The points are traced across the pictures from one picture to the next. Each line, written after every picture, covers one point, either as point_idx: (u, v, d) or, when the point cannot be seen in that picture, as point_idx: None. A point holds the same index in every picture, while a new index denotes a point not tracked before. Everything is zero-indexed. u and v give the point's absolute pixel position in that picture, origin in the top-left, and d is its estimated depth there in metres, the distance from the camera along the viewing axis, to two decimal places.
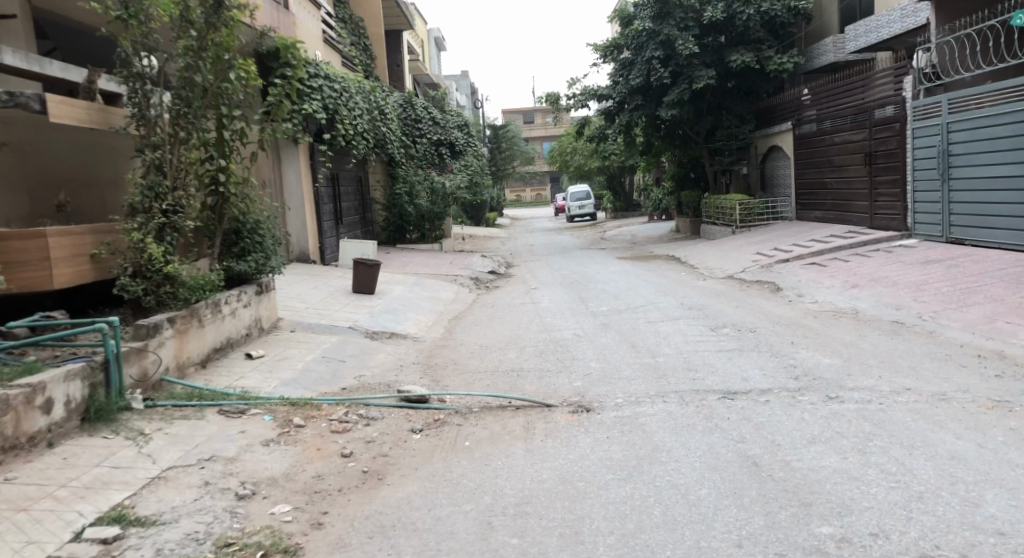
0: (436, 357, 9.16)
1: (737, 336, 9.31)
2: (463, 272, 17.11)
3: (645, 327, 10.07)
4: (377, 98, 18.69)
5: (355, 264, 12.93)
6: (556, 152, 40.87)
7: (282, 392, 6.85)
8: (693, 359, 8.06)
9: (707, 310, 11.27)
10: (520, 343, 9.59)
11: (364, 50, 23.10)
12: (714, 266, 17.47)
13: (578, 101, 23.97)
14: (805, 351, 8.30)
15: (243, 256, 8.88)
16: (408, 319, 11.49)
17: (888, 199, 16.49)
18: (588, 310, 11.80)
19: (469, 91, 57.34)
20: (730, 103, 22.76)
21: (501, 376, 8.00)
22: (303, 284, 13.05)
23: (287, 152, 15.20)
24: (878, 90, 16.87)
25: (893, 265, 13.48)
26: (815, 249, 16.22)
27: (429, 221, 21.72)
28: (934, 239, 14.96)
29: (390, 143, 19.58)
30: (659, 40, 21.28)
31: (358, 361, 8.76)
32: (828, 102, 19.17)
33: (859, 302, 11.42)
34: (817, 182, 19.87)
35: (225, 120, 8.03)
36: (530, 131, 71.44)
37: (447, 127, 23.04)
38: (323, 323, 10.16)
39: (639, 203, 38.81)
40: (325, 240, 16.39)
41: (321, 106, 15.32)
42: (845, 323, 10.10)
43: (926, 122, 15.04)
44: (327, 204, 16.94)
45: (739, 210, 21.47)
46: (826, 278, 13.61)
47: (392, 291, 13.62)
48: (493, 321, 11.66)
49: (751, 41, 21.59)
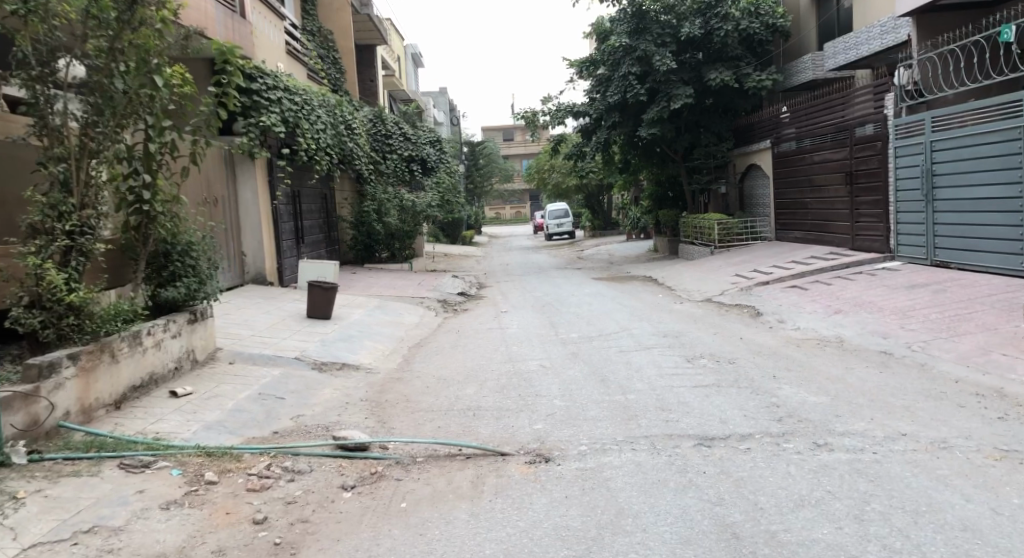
0: (386, 393, 8.34)
1: (715, 368, 8.58)
2: (430, 294, 16.31)
3: (616, 358, 9.32)
4: (343, 113, 17.92)
5: (310, 286, 12.11)
6: (533, 170, 40.30)
7: (200, 440, 6.05)
8: (666, 396, 7.32)
9: (684, 338, 10.55)
10: (480, 376, 8.80)
11: (332, 63, 22.35)
12: (692, 287, 16.82)
13: (554, 118, 23.32)
14: (787, 387, 7.59)
15: (173, 282, 8.16)
16: (364, 347, 10.67)
17: (871, 220, 15.89)
18: (557, 337, 11.03)
19: (448, 108, 56.83)
20: (708, 121, 22.19)
21: (455, 416, 7.21)
22: (254, 308, 12.22)
23: (242, 166, 14.34)
24: (860, 108, 16.32)
25: (877, 289, 12.87)
26: (796, 271, 15.59)
27: (399, 240, 20.86)
28: (917, 262, 14.35)
29: (357, 159, 18.78)
30: (636, 56, 20.66)
31: (300, 398, 7.96)
32: (808, 120, 18.61)
33: (843, 330, 10.76)
34: (797, 201, 19.27)
35: (153, 133, 7.39)
36: (508, 148, 70.91)
37: (418, 143, 22.32)
38: (266, 353, 9.34)
39: (618, 222, 38.21)
40: (284, 260, 15.52)
41: (280, 119, 14.53)
42: (830, 354, 9.40)
43: (909, 140, 14.46)
44: (287, 222, 16.03)
45: (717, 229, 20.85)
46: (807, 303, 12.98)
47: (350, 316, 12.81)
48: (454, 349, 10.86)
49: (728, 58, 21.09)
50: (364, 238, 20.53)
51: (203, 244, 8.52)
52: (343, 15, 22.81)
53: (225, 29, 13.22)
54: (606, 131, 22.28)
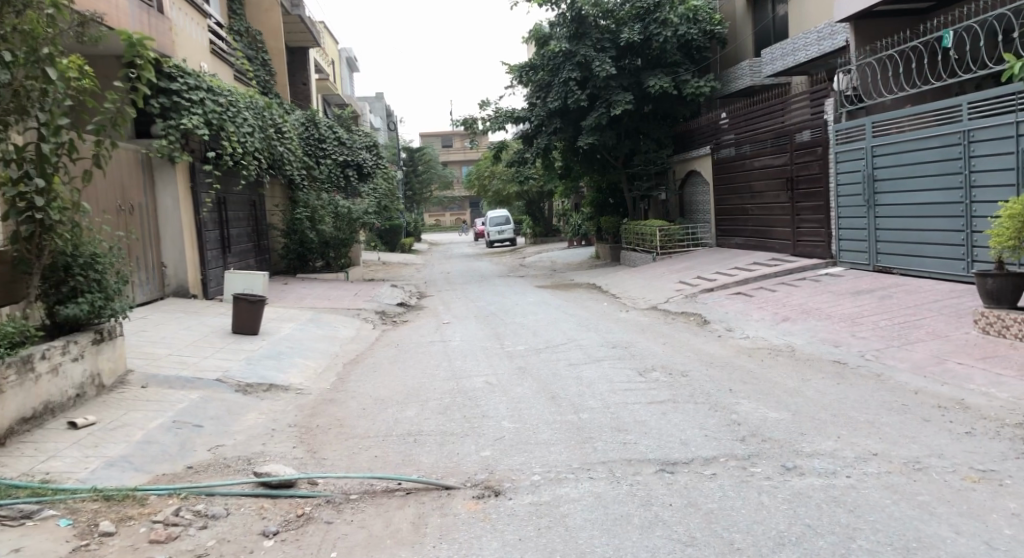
0: (318, 417, 7.65)
1: (670, 383, 8.11)
2: (367, 305, 15.57)
3: (565, 372, 8.80)
4: (274, 117, 17.08)
5: (235, 300, 11.29)
6: (473, 176, 39.71)
7: (97, 483, 5.52)
8: (621, 415, 6.83)
9: (634, 350, 10.09)
10: (420, 396, 8.17)
11: (263, 65, 21.48)
12: (635, 295, 16.52)
13: (494, 123, 22.82)
14: (747, 402, 7.17)
15: (74, 298, 7.42)
16: (294, 365, 9.94)
17: (813, 225, 15.73)
18: (502, 351, 10.45)
19: (386, 114, 55.99)
20: (647, 128, 21.95)
21: (391, 443, 6.59)
22: (174, 324, 11.38)
23: (161, 172, 13.49)
24: (800, 112, 16.16)
25: (822, 295, 12.69)
26: (740, 277, 15.39)
27: (334, 249, 20.03)
28: (860, 267, 14.15)
29: (288, 165, 17.91)
30: (575, 61, 20.34)
31: (219, 426, 7.25)
32: (748, 126, 18.45)
33: (794, 338, 10.47)
34: (738, 207, 19.09)
35: (47, 132, 7.03)
36: (448, 155, 70.38)
37: (354, 148, 21.52)
38: (185, 374, 8.57)
39: (559, 229, 37.85)
40: (209, 271, 14.63)
41: (203, 122, 13.66)
42: (783, 364, 9.06)
43: (849, 145, 14.30)
44: (212, 231, 15.12)
45: (659, 236, 20.59)
46: (753, 310, 12.73)
47: (280, 330, 12.03)
48: (393, 364, 10.18)
49: (667, 64, 20.89)
50: (297, 247, 19.63)
51: (109, 255, 7.77)
52: (270, 16, 21.96)
53: (139, 24, 12.39)
54: (546, 136, 21.69)
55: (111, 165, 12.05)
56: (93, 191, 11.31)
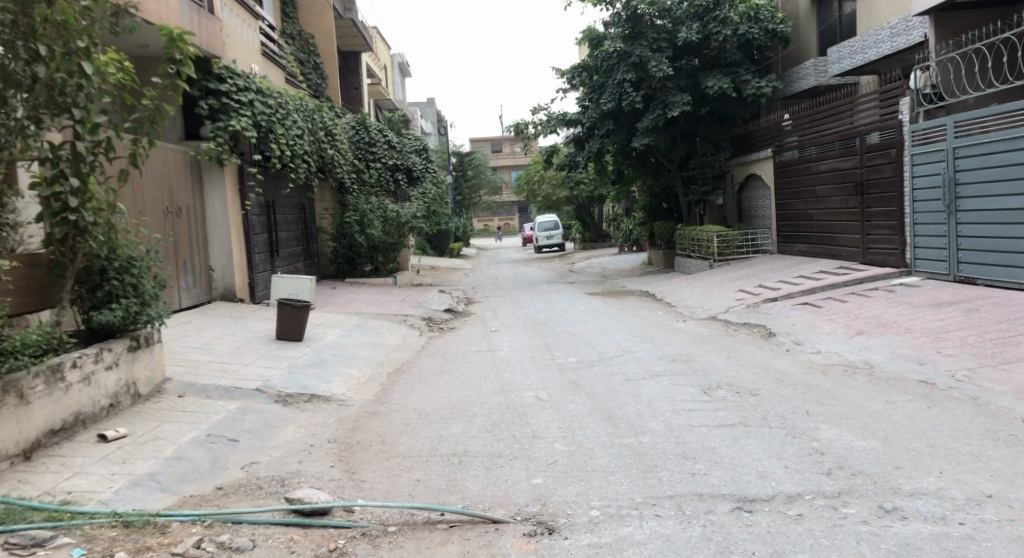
0: (359, 433, 7.18)
1: (738, 403, 7.44)
2: (414, 311, 15.13)
3: (623, 388, 8.18)
4: (323, 119, 16.80)
5: (280, 305, 10.93)
6: (522, 181, 39.16)
7: (119, 505, 5.12)
8: (688, 441, 6.20)
9: (696, 364, 9.42)
10: (468, 411, 7.63)
11: (314, 68, 21.26)
12: (692, 304, 15.79)
13: (546, 127, 22.28)
14: (827, 428, 6.49)
15: (109, 303, 7.06)
16: (337, 374, 9.48)
17: (884, 232, 14.83)
18: (553, 362, 9.88)
19: (436, 119, 55.84)
20: (704, 130, 21.18)
21: (436, 464, 6.06)
22: (217, 329, 11.04)
23: (210, 174, 13.21)
24: (871, 113, 15.27)
25: (898, 307, 11.87)
26: (806, 286, 14.58)
27: (383, 253, 19.65)
28: (937, 277, 13.26)
29: (337, 167, 17.58)
30: (631, 62, 19.61)
31: (255, 441, 6.81)
32: (813, 128, 17.58)
33: (870, 355, 9.70)
34: (802, 212, 18.22)
35: (83, 129, 6.59)
36: (497, 159, 70.15)
37: (404, 151, 21.17)
38: (222, 382, 8.16)
39: (609, 234, 37.12)
40: (256, 276, 14.31)
41: (251, 123, 13.37)
42: (863, 383, 8.33)
43: (928, 147, 13.38)
44: (260, 234, 14.83)
45: (716, 242, 19.80)
46: (823, 322, 11.95)
47: (325, 337, 11.63)
48: (438, 375, 9.67)
49: (726, 64, 20.10)
50: (345, 250, 19.30)
51: (146, 258, 7.40)
52: (325, 19, 21.70)
53: (189, 23, 12.06)
54: (598, 140, 21.17)
55: (158, 166, 11.77)
56: (134, 191, 11.00)
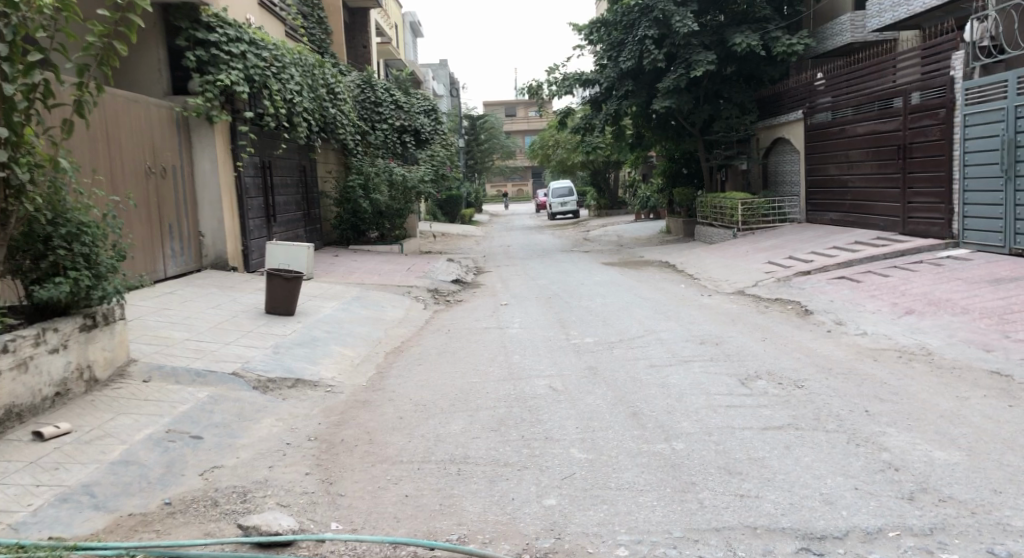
0: (346, 428, 6.23)
1: (784, 398, 6.41)
2: (420, 281, 14.16)
3: (648, 378, 7.15)
4: (325, 75, 15.69)
5: (268, 275, 9.93)
6: (537, 145, 37.82)
7: (48, 534, 4.31)
8: (731, 450, 5.17)
9: (730, 349, 8.36)
10: (472, 403, 6.64)
11: (318, 23, 20.00)
12: (717, 276, 14.67)
13: (561, 87, 20.99)
14: (896, 433, 5.47)
15: (53, 276, 6.03)
16: (327, 355, 8.51)
17: (928, 200, 13.63)
18: (568, 343, 8.85)
19: (448, 81, 54.31)
20: (730, 91, 19.85)
21: (429, 475, 5.09)
22: (200, 302, 10.06)
23: (198, 133, 12.14)
24: (914, 71, 14.05)
25: (949, 283, 10.77)
26: (842, 258, 13.44)
27: (389, 219, 18.58)
28: (989, 250, 12.14)
29: (339, 127, 16.48)
30: (653, 16, 18.22)
31: (223, 438, 5.82)
32: (849, 87, 16.31)
33: (927, 339, 8.63)
34: (834, 179, 17.01)
35: (14, 71, 5.60)
36: (512, 123, 68.62)
37: (411, 111, 20.07)
38: (194, 365, 7.16)
39: (625, 201, 35.87)
40: (250, 242, 13.28)
41: (243, 77, 12.24)
42: (923, 374, 7.32)
43: (985, 105, 12.16)
44: (254, 198, 13.78)
45: (741, 210, 18.57)
46: (866, 299, 10.84)
47: (320, 311, 10.64)
48: (440, 357, 8.68)
49: (755, 19, 18.77)
50: (349, 216, 18.22)
51: (102, 225, 6.35)
52: None
53: None
54: (617, 101, 19.92)
55: (137, 120, 10.72)
56: (97, 154, 9.85)
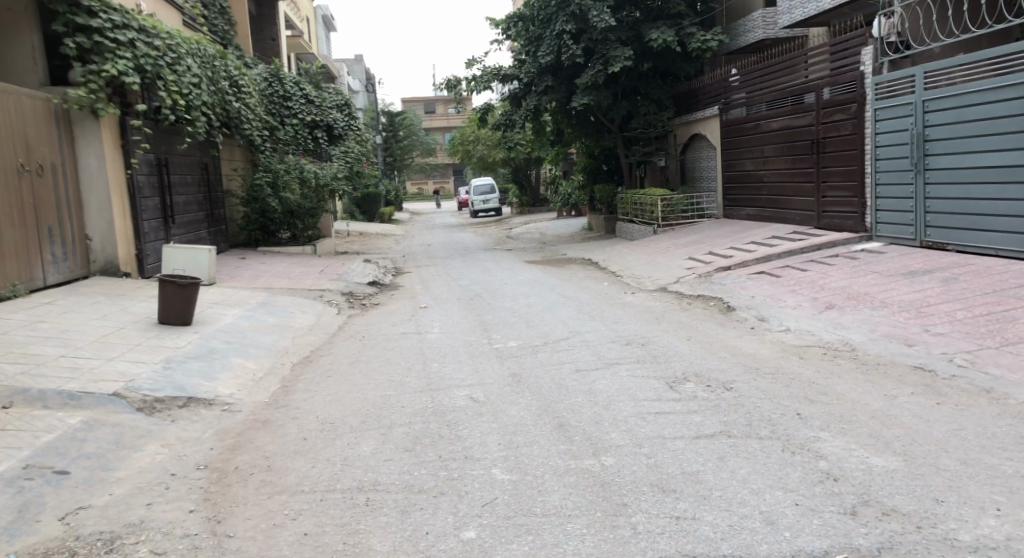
0: (241, 452, 5.63)
1: (714, 403, 6.09)
2: (332, 284, 13.46)
3: (573, 384, 6.74)
4: (228, 68, 14.81)
5: (161, 282, 9.16)
6: (457, 142, 37.22)
7: None
8: (663, 464, 4.81)
9: (656, 350, 8.03)
10: (383, 420, 6.10)
11: (223, 14, 18.98)
12: (639, 273, 14.46)
13: (478, 83, 20.50)
14: (830, 438, 5.18)
15: None
16: (226, 369, 7.83)
17: (841, 194, 13.67)
18: (489, 348, 8.39)
19: (365, 77, 53.24)
20: (646, 87, 19.73)
21: (334, 507, 4.58)
22: (85, 313, 9.21)
23: (83, 127, 11.22)
24: (824, 66, 14.10)
25: (867, 276, 10.74)
26: (761, 253, 13.38)
27: (301, 219, 17.75)
28: (903, 242, 12.20)
29: (243, 122, 15.61)
30: (568, 11, 17.90)
31: (94, 472, 5.24)
32: (763, 82, 16.33)
33: (849, 335, 8.50)
34: (750, 173, 17.03)
35: None
36: (432, 121, 67.85)
37: (323, 106, 19.30)
38: (69, 386, 6.44)
39: (547, 198, 35.62)
40: (146, 245, 12.37)
41: (132, 67, 11.35)
42: (851, 371, 7.12)
43: (893, 100, 12.22)
44: (150, 198, 12.85)
45: (660, 206, 18.44)
46: (786, 294, 10.74)
47: (221, 319, 9.90)
48: (352, 367, 8.10)
49: (670, 15, 18.66)
50: (258, 216, 17.31)
51: None
52: None
53: None
54: (535, 97, 19.56)
55: (5, 113, 9.78)
56: None
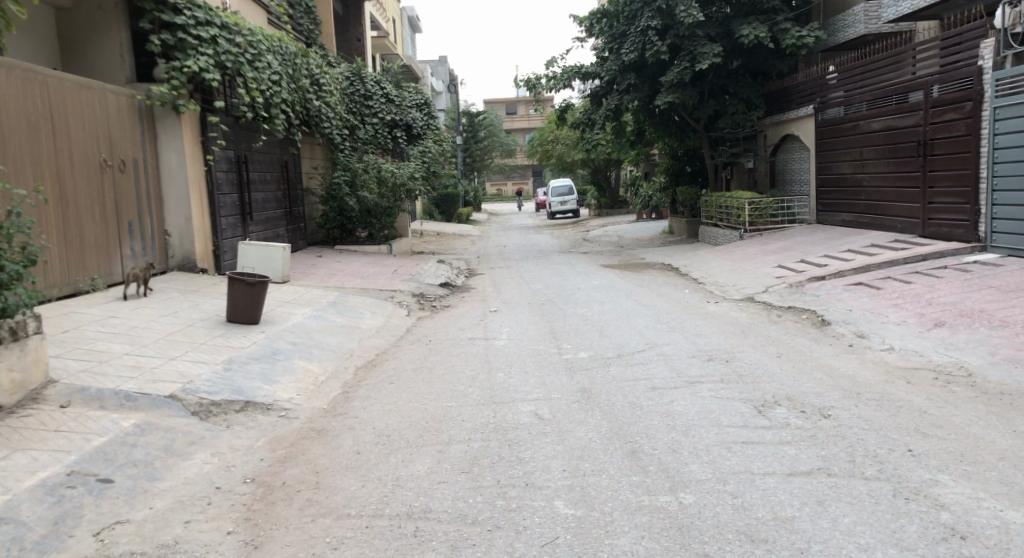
0: (291, 465, 5.27)
1: (809, 433, 5.43)
2: (404, 285, 13.16)
3: (649, 404, 6.15)
4: (309, 64, 14.69)
5: (229, 279, 8.93)
6: (537, 142, 36.77)
7: None
8: (752, 506, 4.27)
9: (742, 368, 7.37)
10: (443, 435, 5.66)
11: (308, 12, 18.92)
12: (724, 281, 13.68)
13: (560, 81, 19.97)
14: (952, 483, 4.52)
15: None
16: (287, 372, 7.51)
17: (950, 200, 12.63)
18: (559, 360, 7.87)
19: (447, 77, 53.28)
20: (736, 86, 18.86)
21: (379, 537, 4.21)
22: (154, 309, 9.06)
23: (165, 124, 11.17)
24: (933, 62, 13.08)
25: (980, 290, 9.80)
26: (859, 262, 12.45)
27: (378, 218, 17.56)
28: (1020, 254, 11.15)
29: (323, 120, 15.47)
30: (656, 6, 17.19)
31: (139, 482, 4.94)
32: (863, 81, 15.34)
33: (964, 358, 7.65)
34: (847, 177, 16.02)
35: None
36: (513, 122, 67.64)
37: (402, 105, 19.11)
38: (125, 386, 6.19)
39: (627, 201, 34.84)
40: (223, 242, 12.28)
41: (214, 64, 11.17)
42: (966, 401, 6.34)
43: (1015, 98, 11.18)
44: (228, 194, 12.77)
45: (748, 210, 17.54)
46: (888, 308, 9.87)
47: (289, 319, 9.63)
48: (416, 374, 7.69)
49: (764, 10, 17.75)
50: (335, 214, 17.18)
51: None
52: None
53: None
54: (618, 95, 18.88)
55: (90, 109, 9.74)
56: (40, 148, 8.87)
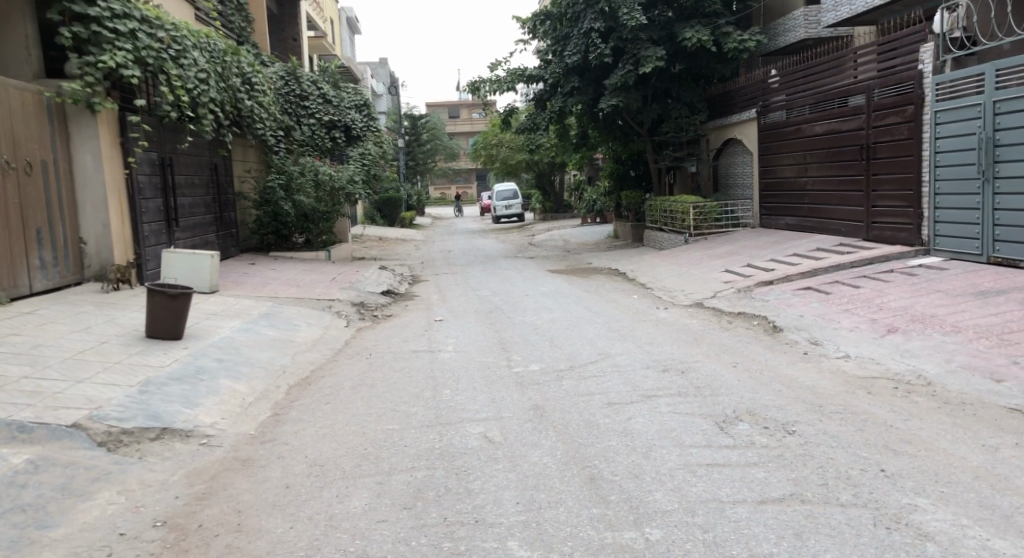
0: (210, 502, 4.71)
1: (776, 452, 5.08)
2: (342, 293, 12.54)
3: (606, 423, 5.74)
4: (239, 62, 13.96)
5: (149, 291, 8.24)
6: (481, 146, 36.31)
7: None
8: (723, 545, 3.89)
9: (700, 380, 7.01)
10: (382, 464, 5.15)
11: (240, 10, 18.15)
12: (673, 285, 13.41)
13: (503, 84, 19.56)
14: (932, 508, 4.20)
15: None
16: (212, 392, 6.91)
17: (894, 204, 12.56)
18: (509, 374, 7.41)
19: (388, 80, 52.47)
20: (679, 90, 18.68)
21: None
22: (65, 325, 8.33)
23: (79, 124, 10.38)
24: (876, 65, 13.01)
25: (930, 295, 9.67)
26: (807, 266, 12.29)
27: (315, 223, 16.85)
28: (965, 257, 11.10)
29: (255, 121, 14.76)
30: (599, 8, 16.89)
31: (26, 531, 4.34)
32: (806, 83, 15.25)
33: (922, 365, 7.44)
34: (790, 181, 15.92)
35: None
36: (455, 126, 67.08)
37: (341, 106, 18.44)
38: (21, 416, 5.54)
39: (572, 205, 34.60)
40: (146, 250, 11.51)
41: (133, 59, 10.41)
42: (934, 412, 6.07)
43: (957, 101, 11.13)
44: (150, 199, 11.98)
45: (692, 214, 17.35)
46: (840, 313, 9.68)
47: (216, 333, 8.98)
48: (353, 392, 7.15)
49: (707, 13, 17.59)
50: (269, 219, 16.43)
51: None
52: None
53: None
54: (562, 98, 18.54)
55: None
56: None
